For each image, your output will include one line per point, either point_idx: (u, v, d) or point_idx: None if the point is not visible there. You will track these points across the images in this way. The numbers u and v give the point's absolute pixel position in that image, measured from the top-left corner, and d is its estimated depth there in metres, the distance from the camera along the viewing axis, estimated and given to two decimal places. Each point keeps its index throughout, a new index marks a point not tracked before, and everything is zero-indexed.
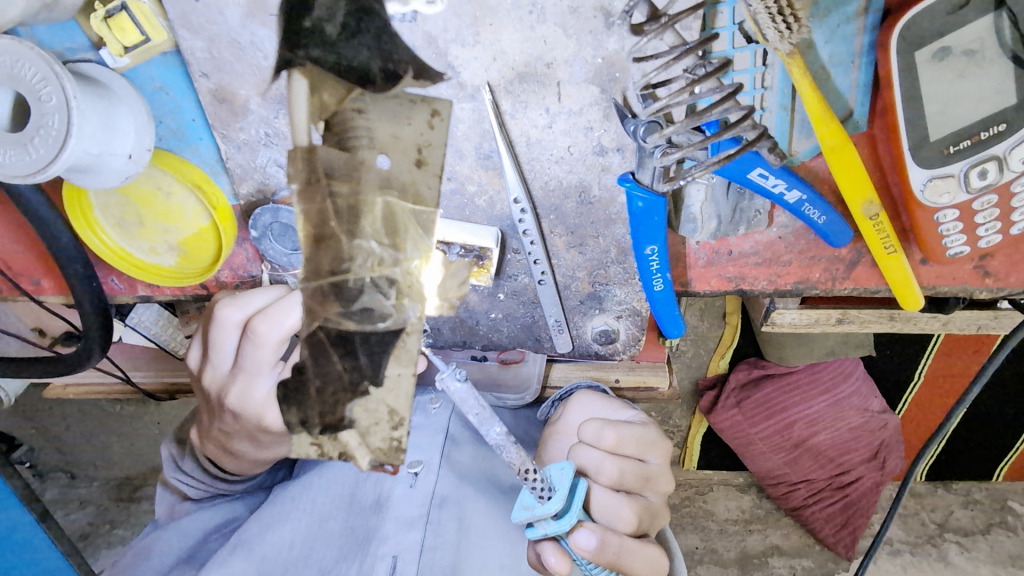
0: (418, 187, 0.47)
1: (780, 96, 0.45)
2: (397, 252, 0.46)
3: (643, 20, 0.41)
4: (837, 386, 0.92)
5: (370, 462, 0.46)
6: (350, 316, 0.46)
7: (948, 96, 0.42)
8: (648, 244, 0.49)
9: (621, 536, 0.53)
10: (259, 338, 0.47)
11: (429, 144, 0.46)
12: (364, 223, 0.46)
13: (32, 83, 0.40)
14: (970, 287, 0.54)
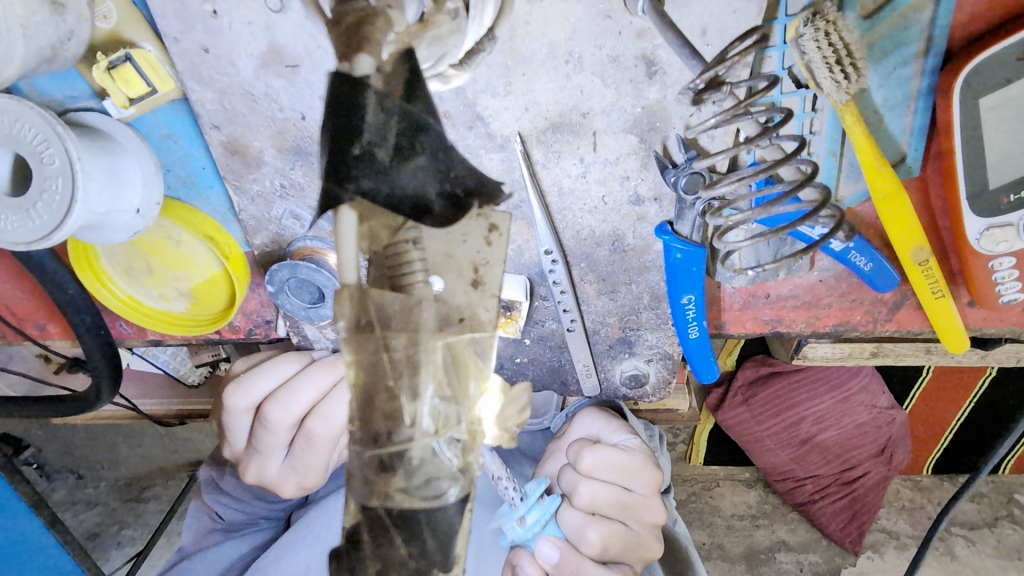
0: (475, 309, 0.41)
1: (829, 141, 0.42)
2: (459, 402, 0.41)
3: (703, 90, 0.38)
4: (845, 383, 0.91)
5: None
6: (412, 492, 0.40)
7: (1012, 143, 0.39)
8: (686, 293, 0.47)
9: (583, 558, 0.49)
10: (284, 415, 0.50)
11: (486, 262, 0.42)
12: (425, 375, 0.40)
13: (33, 145, 0.38)
14: (1018, 329, 0.52)
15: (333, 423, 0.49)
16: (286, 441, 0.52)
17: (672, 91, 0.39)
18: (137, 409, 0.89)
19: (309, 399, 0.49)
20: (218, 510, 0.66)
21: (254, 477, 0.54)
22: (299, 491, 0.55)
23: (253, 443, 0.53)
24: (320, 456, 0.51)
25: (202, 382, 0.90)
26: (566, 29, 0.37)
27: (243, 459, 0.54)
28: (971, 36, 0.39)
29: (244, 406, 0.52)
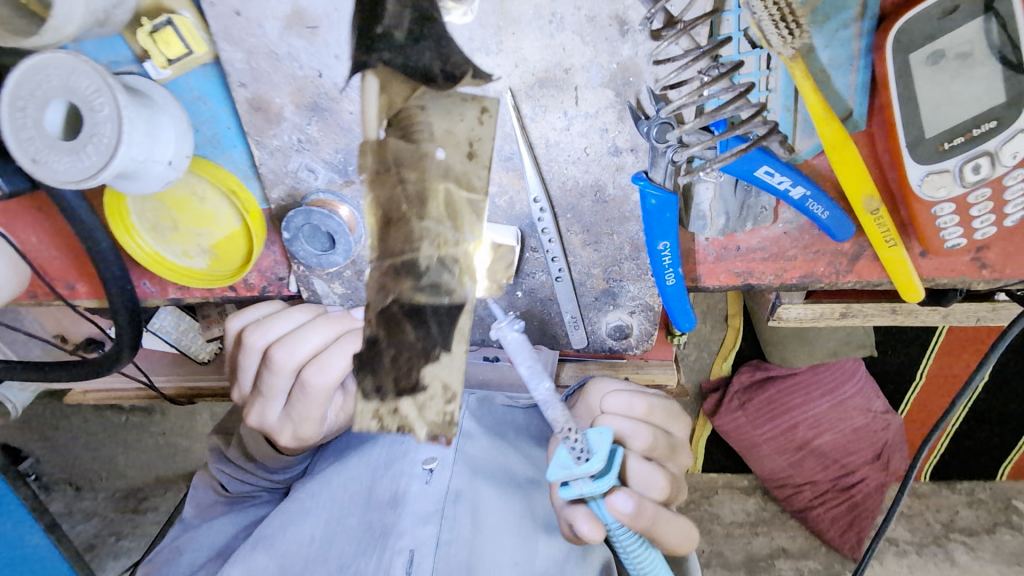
0: (471, 178, 0.45)
1: (783, 97, 0.48)
2: (456, 233, 0.45)
3: (660, 27, 0.44)
4: (839, 387, 0.96)
5: (426, 435, 0.45)
6: (420, 289, 0.45)
7: (941, 95, 0.45)
8: (662, 240, 0.52)
9: (656, 505, 0.57)
10: (287, 359, 0.54)
11: (479, 139, 0.44)
12: (431, 206, 0.45)
13: (86, 94, 0.43)
14: (967, 279, 0.57)
15: (335, 372, 0.53)
16: (285, 387, 0.56)
17: (643, 50, 0.45)
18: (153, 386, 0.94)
19: (311, 346, 0.54)
20: (224, 481, 0.75)
21: (255, 420, 0.58)
22: (293, 441, 0.58)
23: (258, 386, 0.57)
24: (315, 406, 0.55)
25: (211, 359, 0.95)
26: None
27: (248, 401, 0.58)
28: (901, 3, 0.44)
29: (257, 347, 0.56)
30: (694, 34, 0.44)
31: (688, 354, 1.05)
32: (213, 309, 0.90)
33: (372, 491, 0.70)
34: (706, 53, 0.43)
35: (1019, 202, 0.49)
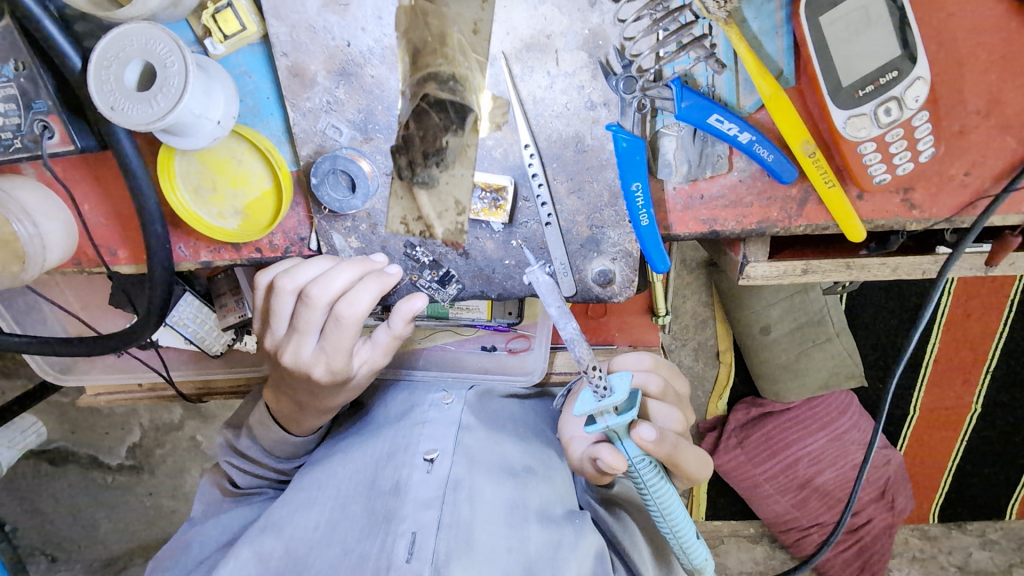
0: (473, 47, 0.58)
1: (726, 60, 0.59)
2: (466, 75, 0.58)
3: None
4: (833, 424, 1.25)
5: (443, 235, 0.66)
6: (441, 91, 0.59)
7: (849, 49, 0.56)
8: (634, 180, 0.62)
9: (677, 436, 0.68)
10: (322, 294, 0.60)
11: (481, 20, 0.57)
12: (451, 47, 0.58)
13: (161, 54, 0.53)
14: (902, 220, 0.65)
15: (365, 301, 0.60)
16: (315, 324, 0.62)
17: (608, 20, 0.57)
18: (168, 381, 1.02)
19: (342, 283, 0.60)
20: (234, 474, 0.90)
21: (289, 360, 0.63)
22: (327, 374, 0.63)
23: (292, 325, 0.63)
24: (348, 336, 0.61)
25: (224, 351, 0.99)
26: None
27: (283, 341, 0.64)
28: None
29: (291, 289, 0.61)
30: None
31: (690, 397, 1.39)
32: (230, 300, 0.96)
33: (376, 481, 0.88)
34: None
35: (927, 140, 0.60)
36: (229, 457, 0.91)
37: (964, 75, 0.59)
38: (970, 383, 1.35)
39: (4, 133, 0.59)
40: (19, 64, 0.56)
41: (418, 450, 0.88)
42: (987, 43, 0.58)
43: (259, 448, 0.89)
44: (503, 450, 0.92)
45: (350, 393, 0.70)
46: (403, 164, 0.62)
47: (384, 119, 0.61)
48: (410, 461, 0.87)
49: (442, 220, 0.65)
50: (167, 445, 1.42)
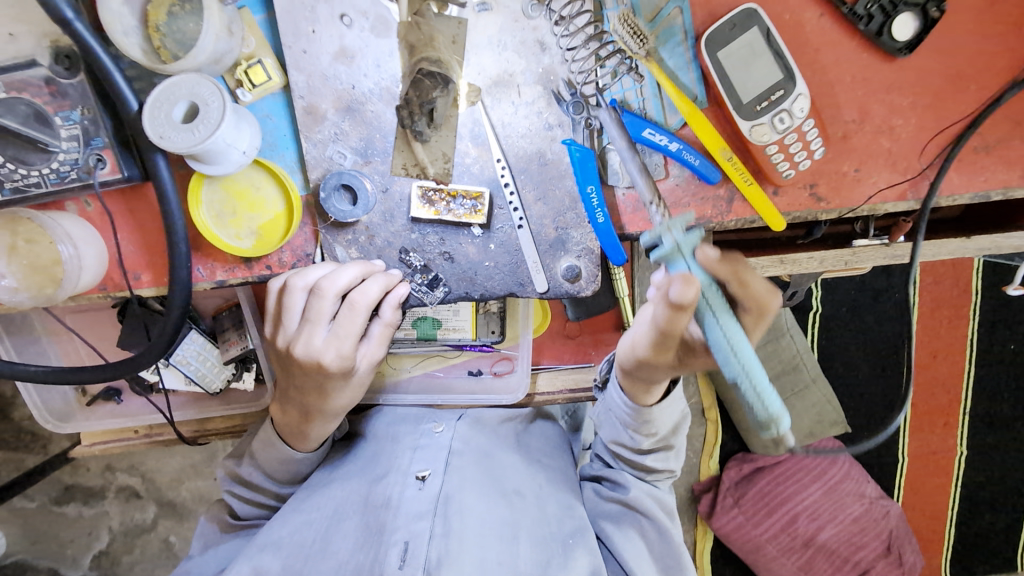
0: (451, 55, 0.72)
1: (652, 89, 0.75)
2: (448, 65, 0.72)
3: (564, 22, 0.72)
4: (826, 477, 1.45)
5: (436, 172, 0.75)
6: (432, 63, 0.72)
7: (744, 74, 0.73)
8: (589, 184, 0.74)
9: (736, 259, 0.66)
10: (331, 285, 0.70)
11: (456, 38, 0.72)
12: (438, 45, 0.72)
13: (205, 95, 0.67)
14: (812, 211, 0.79)
15: (372, 292, 0.72)
16: (326, 315, 0.71)
17: (556, 61, 0.73)
18: (170, 420, 1.06)
19: (349, 277, 0.71)
20: (234, 503, 0.93)
21: (302, 351, 0.72)
22: (338, 359, 0.72)
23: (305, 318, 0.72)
24: (354, 322, 0.72)
25: (223, 388, 1.05)
26: (496, 30, 0.72)
27: (294, 335, 0.72)
28: (710, 22, 0.74)
29: (301, 287, 0.71)
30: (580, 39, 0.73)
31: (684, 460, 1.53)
32: (232, 334, 1.04)
33: (370, 497, 0.91)
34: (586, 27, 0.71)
35: (816, 140, 0.75)
36: (231, 487, 0.93)
37: (837, 93, 0.76)
38: (950, 427, 1.53)
39: (63, 166, 0.71)
40: (85, 110, 0.69)
41: (411, 469, 0.94)
42: (849, 69, 0.76)
43: (260, 472, 0.92)
44: (493, 467, 0.97)
45: (352, 389, 0.78)
46: (406, 115, 0.73)
47: (381, 145, 0.75)
48: (402, 479, 0.93)
49: (435, 163, 0.75)
50: (135, 550, 1.57)
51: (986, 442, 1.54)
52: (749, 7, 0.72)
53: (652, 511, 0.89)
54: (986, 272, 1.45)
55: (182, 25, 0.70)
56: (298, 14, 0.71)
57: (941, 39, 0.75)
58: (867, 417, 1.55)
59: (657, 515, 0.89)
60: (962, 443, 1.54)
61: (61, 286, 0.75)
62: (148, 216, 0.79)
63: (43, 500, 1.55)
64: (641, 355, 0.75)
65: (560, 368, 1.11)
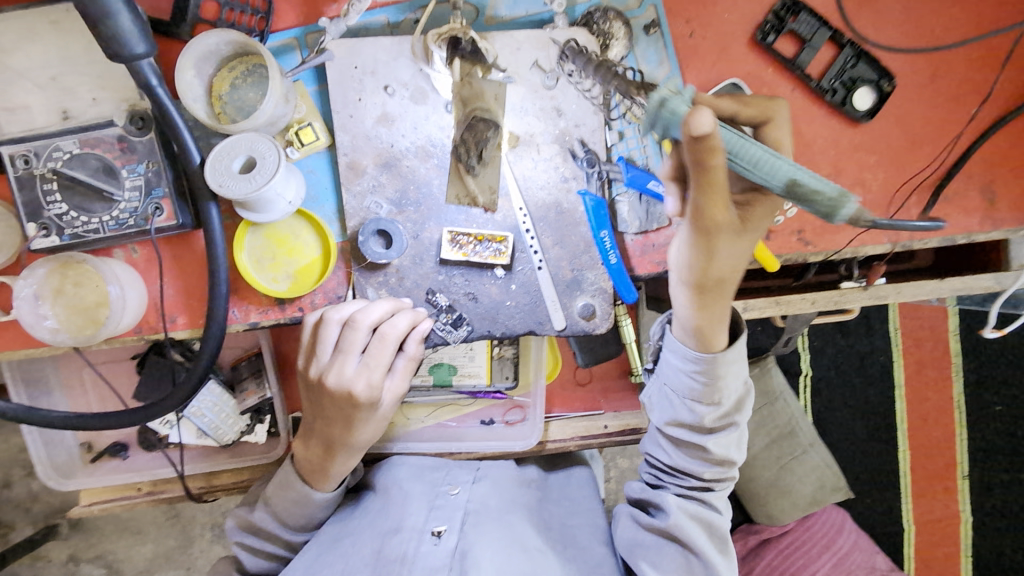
0: (495, 105, 0.83)
1: (654, 149, 0.85)
2: (498, 114, 0.83)
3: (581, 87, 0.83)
4: (836, 544, 1.43)
5: (488, 200, 0.83)
6: (489, 108, 0.83)
7: None
8: (602, 230, 0.83)
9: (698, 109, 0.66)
10: (365, 318, 0.75)
11: (499, 94, 0.83)
12: (491, 97, 0.83)
13: (263, 150, 0.75)
14: (800, 253, 0.87)
15: (402, 326, 0.76)
16: (357, 347, 0.76)
17: (571, 124, 0.84)
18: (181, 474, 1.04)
19: (381, 310, 0.76)
20: (242, 555, 0.88)
21: (333, 381, 0.76)
22: (367, 389, 0.75)
23: (338, 349, 0.76)
24: (385, 353, 0.76)
25: (235, 439, 1.05)
26: (519, 99, 0.83)
27: (327, 366, 0.76)
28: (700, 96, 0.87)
29: (336, 320, 0.76)
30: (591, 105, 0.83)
31: None
32: (249, 383, 1.05)
33: (382, 552, 0.84)
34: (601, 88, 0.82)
35: None
36: (242, 536, 0.88)
37: (814, 152, 0.88)
38: (951, 487, 1.55)
39: (122, 214, 0.78)
40: (150, 164, 0.77)
41: (426, 526, 0.87)
42: (822, 132, 0.88)
43: (272, 518, 0.87)
44: (514, 526, 0.90)
45: (375, 425, 0.80)
46: (462, 151, 0.82)
47: (414, 196, 0.83)
48: (417, 535, 0.86)
49: (484, 193, 0.83)
50: None
51: (989, 501, 1.55)
52: (733, 82, 0.86)
53: (698, 541, 0.77)
54: (961, 330, 1.53)
55: (242, 94, 0.80)
56: (347, 85, 0.81)
57: (896, 108, 0.88)
58: (869, 475, 1.56)
59: (702, 546, 0.77)
60: (965, 504, 1.55)
61: (102, 327, 0.78)
62: (191, 262, 0.83)
63: None
64: (702, 267, 0.65)
65: (570, 417, 1.13)
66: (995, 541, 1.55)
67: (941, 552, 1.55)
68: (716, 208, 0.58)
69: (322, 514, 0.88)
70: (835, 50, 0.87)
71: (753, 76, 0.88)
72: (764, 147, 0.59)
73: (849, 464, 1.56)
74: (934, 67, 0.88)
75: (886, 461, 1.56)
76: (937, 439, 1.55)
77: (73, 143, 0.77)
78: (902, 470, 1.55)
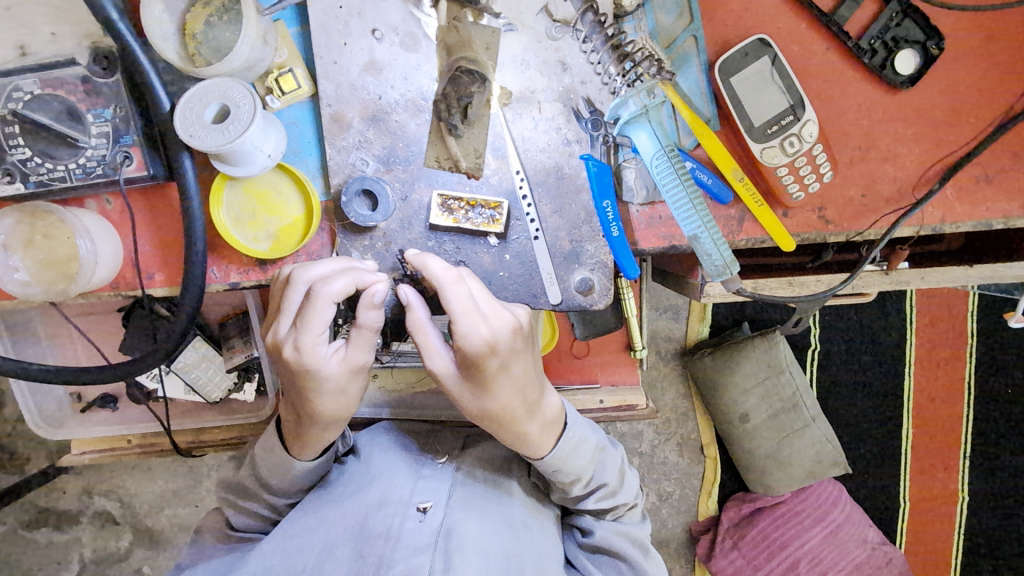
0: (481, 55, 0.75)
1: (667, 110, 0.77)
2: (487, 70, 0.75)
3: (588, 39, 0.75)
4: (830, 515, 1.42)
5: (468, 167, 0.77)
6: (472, 61, 0.75)
7: (755, 99, 0.76)
8: (604, 199, 0.77)
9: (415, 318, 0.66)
10: (301, 276, 0.68)
11: (490, 44, 0.75)
12: (480, 48, 0.75)
13: (238, 98, 0.68)
14: (821, 232, 0.80)
15: (336, 287, 0.66)
16: (292, 307, 0.68)
17: (577, 81, 0.76)
18: (166, 428, 1.04)
19: (320, 270, 0.68)
20: (231, 515, 0.88)
21: (271, 341, 0.70)
22: (295, 352, 0.67)
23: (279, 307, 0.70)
24: (316, 317, 0.66)
25: (222, 398, 1.03)
26: (520, 49, 0.75)
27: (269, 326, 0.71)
28: (721, 51, 0.78)
29: (283, 275, 0.71)
30: (597, 58, 0.76)
31: (678, 496, 1.54)
32: (237, 341, 1.02)
33: (365, 525, 0.81)
34: (607, 41, 0.75)
35: (824, 162, 0.78)
36: (229, 494, 0.88)
37: (844, 121, 0.80)
38: (952, 470, 1.52)
39: (90, 162, 0.73)
40: (117, 108, 0.72)
41: (411, 500, 0.84)
42: (855, 98, 0.79)
43: (255, 478, 0.85)
44: (503, 499, 0.88)
45: (334, 394, 0.71)
46: (443, 109, 0.75)
47: (403, 154, 0.77)
48: (401, 510, 0.83)
49: (467, 157, 0.77)
50: None
51: (992, 485, 1.52)
52: (760, 38, 0.76)
53: (623, 548, 0.85)
54: (981, 315, 1.47)
55: (218, 34, 0.73)
56: (331, 27, 0.74)
57: (941, 75, 0.79)
58: (869, 453, 1.53)
59: (629, 552, 0.85)
60: (964, 486, 1.52)
61: (74, 283, 0.74)
62: (168, 217, 0.78)
63: (15, 525, 1.54)
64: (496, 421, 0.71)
65: (566, 389, 1.10)
66: (994, 525, 1.53)
67: (933, 532, 1.54)
68: (473, 321, 0.63)
69: (306, 480, 0.85)
70: (878, 5, 0.78)
71: (784, 31, 0.78)
72: (689, 192, 0.75)
73: (851, 443, 1.53)
74: (991, 28, 0.78)
75: (889, 442, 1.53)
76: (945, 420, 1.51)
77: (32, 82, 0.71)
78: (904, 451, 1.52)
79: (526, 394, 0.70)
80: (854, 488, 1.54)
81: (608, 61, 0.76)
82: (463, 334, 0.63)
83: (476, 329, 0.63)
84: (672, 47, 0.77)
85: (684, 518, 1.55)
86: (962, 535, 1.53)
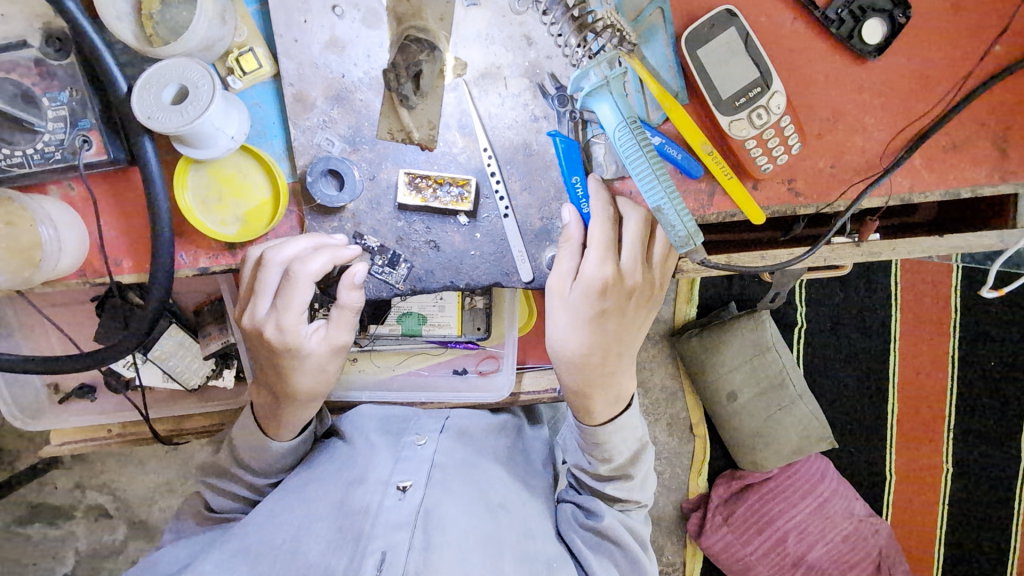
0: (432, 26, 0.75)
1: (634, 85, 0.78)
2: (438, 40, 0.75)
3: (547, 11, 0.75)
4: (817, 488, 1.44)
5: (421, 138, 0.76)
6: (421, 30, 0.74)
7: (722, 71, 0.76)
8: (574, 175, 0.76)
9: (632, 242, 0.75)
10: (278, 256, 0.71)
11: (444, 16, 0.75)
12: (432, 19, 0.75)
13: (196, 78, 0.67)
14: (791, 205, 0.80)
15: (313, 268, 0.70)
16: (270, 287, 0.73)
17: (542, 56, 0.76)
18: (146, 416, 1.03)
19: (296, 248, 0.71)
20: (210, 498, 0.87)
21: (250, 319, 0.75)
22: (277, 332, 0.74)
23: (252, 288, 0.74)
24: (295, 299, 0.72)
25: (201, 385, 1.02)
26: (483, 25, 0.75)
27: (247, 304, 0.75)
28: (687, 22, 0.77)
29: (257, 254, 0.74)
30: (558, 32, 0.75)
31: (667, 474, 1.56)
32: (213, 328, 1.01)
33: (345, 502, 0.81)
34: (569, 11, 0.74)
35: (792, 134, 0.78)
36: (209, 477, 0.89)
37: (812, 92, 0.79)
38: (935, 440, 1.54)
39: (48, 147, 0.72)
40: (73, 91, 0.71)
41: (391, 479, 0.83)
42: (821, 68, 0.79)
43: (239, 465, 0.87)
44: (480, 479, 0.88)
45: (311, 372, 0.78)
46: (392, 78, 0.74)
47: (370, 133, 0.76)
48: (381, 489, 0.82)
49: (420, 129, 0.76)
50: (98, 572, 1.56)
51: (974, 454, 1.54)
52: (727, 9, 0.75)
53: (626, 538, 0.84)
54: (959, 287, 1.48)
55: (175, 13, 0.71)
56: (290, 5, 0.73)
57: (907, 43, 0.79)
58: (852, 427, 1.55)
59: (630, 544, 0.84)
60: (946, 456, 1.55)
61: (37, 270, 0.73)
62: (133, 203, 0.77)
63: (8, 520, 1.54)
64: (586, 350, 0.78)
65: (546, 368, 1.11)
66: (977, 494, 1.55)
67: (917, 502, 1.56)
68: (608, 242, 0.74)
69: (288, 460, 0.87)
70: None
71: (748, 2, 0.78)
72: (652, 163, 0.70)
73: (834, 416, 1.55)
74: None
75: (872, 414, 1.55)
76: (925, 392, 1.53)
77: None
78: (887, 423, 1.55)
79: (617, 331, 0.78)
80: (838, 460, 1.56)
81: (568, 33, 0.75)
82: (593, 264, 0.74)
83: (609, 252, 0.74)
84: (638, 19, 0.77)
85: (674, 496, 1.56)
86: (946, 504, 1.56)
